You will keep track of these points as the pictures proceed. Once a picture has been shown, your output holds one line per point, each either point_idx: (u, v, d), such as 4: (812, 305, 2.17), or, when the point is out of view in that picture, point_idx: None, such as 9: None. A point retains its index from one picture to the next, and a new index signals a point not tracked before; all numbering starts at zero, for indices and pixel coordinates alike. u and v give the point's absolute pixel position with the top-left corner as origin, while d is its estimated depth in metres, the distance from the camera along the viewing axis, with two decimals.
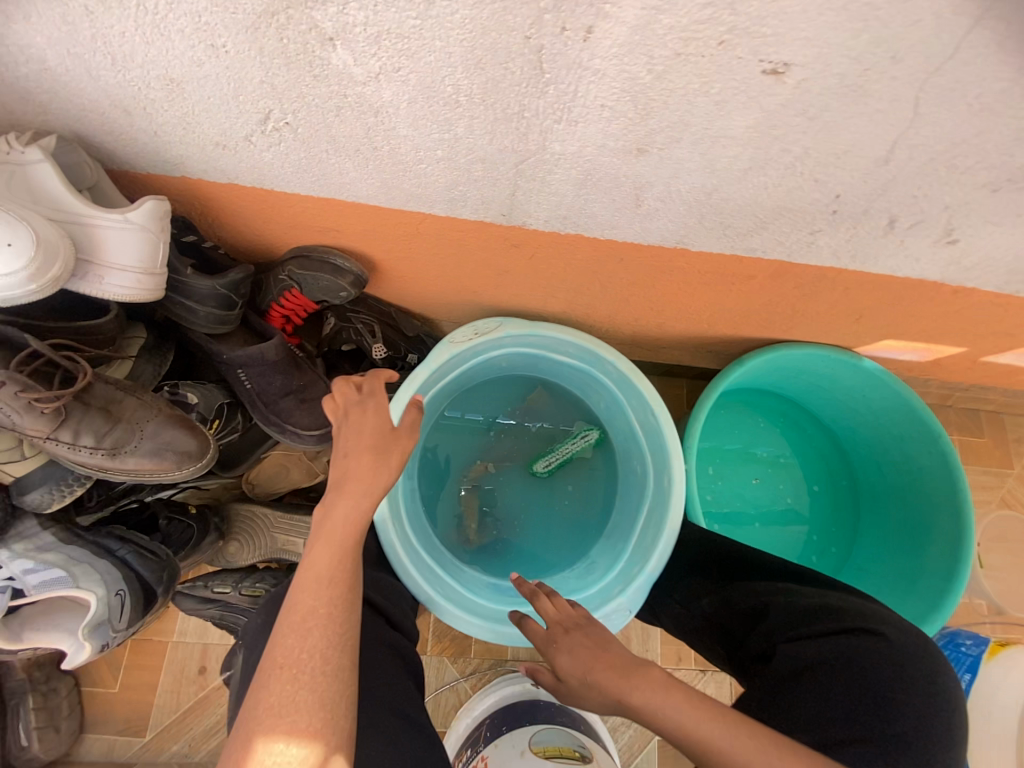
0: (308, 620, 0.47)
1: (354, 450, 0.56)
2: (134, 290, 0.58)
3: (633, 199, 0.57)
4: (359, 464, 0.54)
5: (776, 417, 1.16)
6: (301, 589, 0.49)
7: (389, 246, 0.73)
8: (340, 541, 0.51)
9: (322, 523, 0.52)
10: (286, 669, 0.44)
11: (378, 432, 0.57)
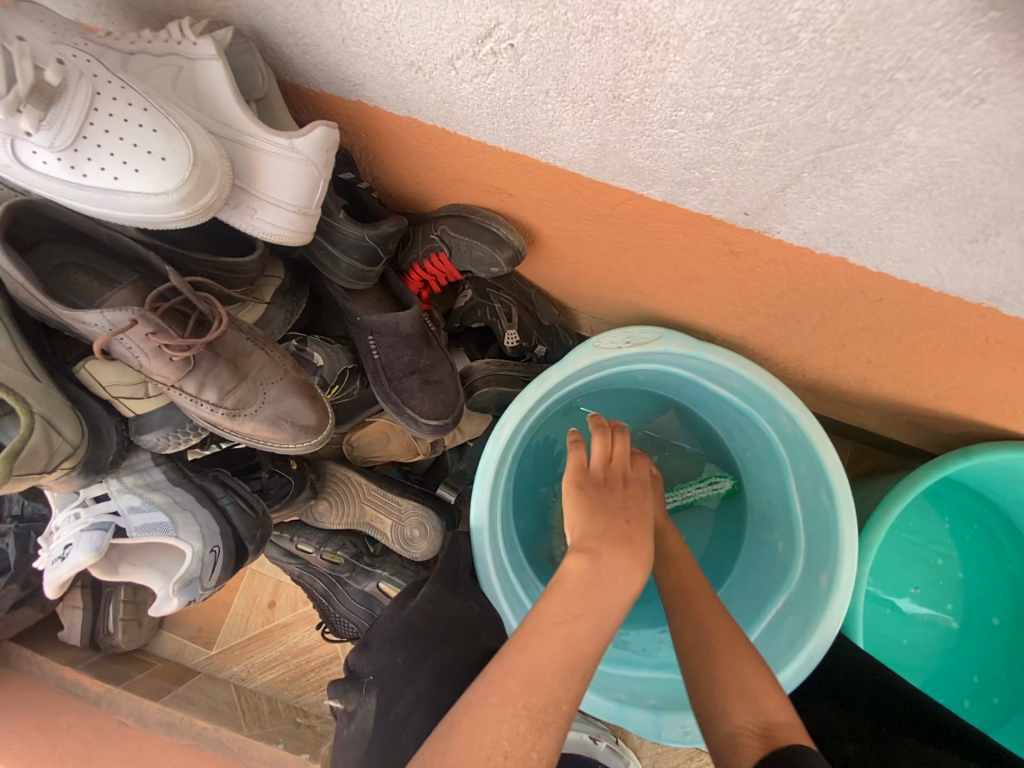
0: (547, 714, 0.40)
1: (636, 524, 0.52)
2: (283, 232, 0.50)
3: (971, 229, 0.38)
4: (643, 549, 0.50)
5: (968, 522, 0.91)
6: (548, 666, 0.41)
7: (563, 223, 0.59)
8: (605, 619, 0.45)
9: (595, 586, 0.46)
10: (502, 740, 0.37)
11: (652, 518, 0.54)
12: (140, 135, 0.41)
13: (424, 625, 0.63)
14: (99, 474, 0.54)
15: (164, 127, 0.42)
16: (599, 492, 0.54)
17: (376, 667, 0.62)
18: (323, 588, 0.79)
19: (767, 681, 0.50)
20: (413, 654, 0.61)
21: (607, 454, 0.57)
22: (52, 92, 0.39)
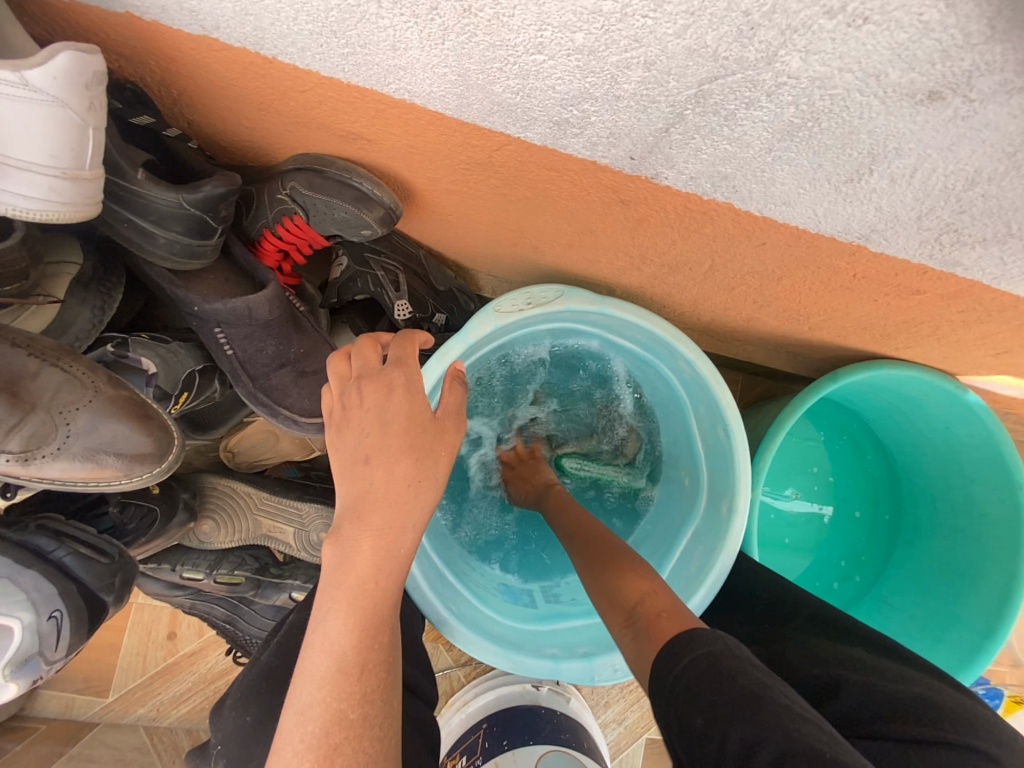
0: (336, 734, 0.33)
1: (379, 456, 0.38)
2: (49, 209, 0.38)
3: (849, 170, 0.37)
4: (398, 488, 0.38)
5: (836, 433, 1.06)
6: (317, 683, 0.35)
7: (437, 176, 0.50)
8: (370, 601, 0.36)
9: (343, 576, 0.37)
10: None
11: (413, 424, 0.40)
12: None
13: (281, 669, 0.53)
14: None
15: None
16: (339, 439, 0.40)
17: (229, 731, 0.54)
18: (225, 615, 0.69)
19: (633, 571, 0.54)
20: (265, 708, 0.52)
21: (341, 375, 0.42)
22: None
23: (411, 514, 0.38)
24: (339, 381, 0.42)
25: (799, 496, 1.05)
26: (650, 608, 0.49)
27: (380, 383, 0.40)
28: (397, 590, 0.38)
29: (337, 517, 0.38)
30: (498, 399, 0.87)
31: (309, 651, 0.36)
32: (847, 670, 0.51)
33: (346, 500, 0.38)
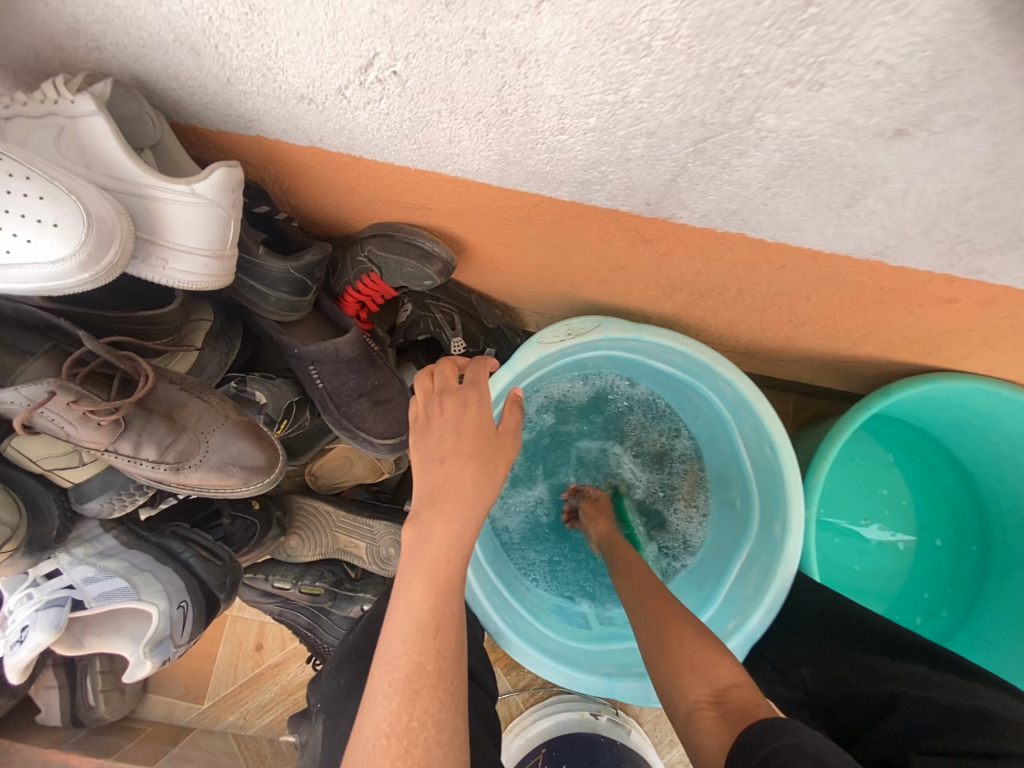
0: (415, 682, 0.38)
1: (452, 457, 0.46)
2: (198, 278, 0.50)
3: (845, 198, 0.41)
4: (468, 482, 0.45)
5: (907, 455, 1.01)
6: (399, 636, 0.40)
7: (486, 232, 0.60)
8: (442, 574, 0.42)
9: (421, 553, 0.43)
10: (383, 727, 0.37)
11: (481, 431, 0.47)
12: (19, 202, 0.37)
13: (365, 646, 0.58)
14: (44, 554, 0.50)
15: (52, 189, 0.38)
16: (419, 441, 0.48)
17: (323, 696, 0.60)
18: (307, 623, 0.78)
19: (719, 650, 0.51)
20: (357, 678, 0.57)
21: (426, 390, 0.50)
22: None
23: (476, 505, 0.45)
24: (424, 393, 0.50)
25: (870, 522, 0.99)
26: (742, 698, 0.46)
27: (456, 400, 0.49)
28: (466, 568, 0.44)
29: (415, 505, 0.45)
30: (547, 432, 0.92)
31: (392, 615, 0.42)
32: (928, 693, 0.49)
33: (424, 490, 0.45)
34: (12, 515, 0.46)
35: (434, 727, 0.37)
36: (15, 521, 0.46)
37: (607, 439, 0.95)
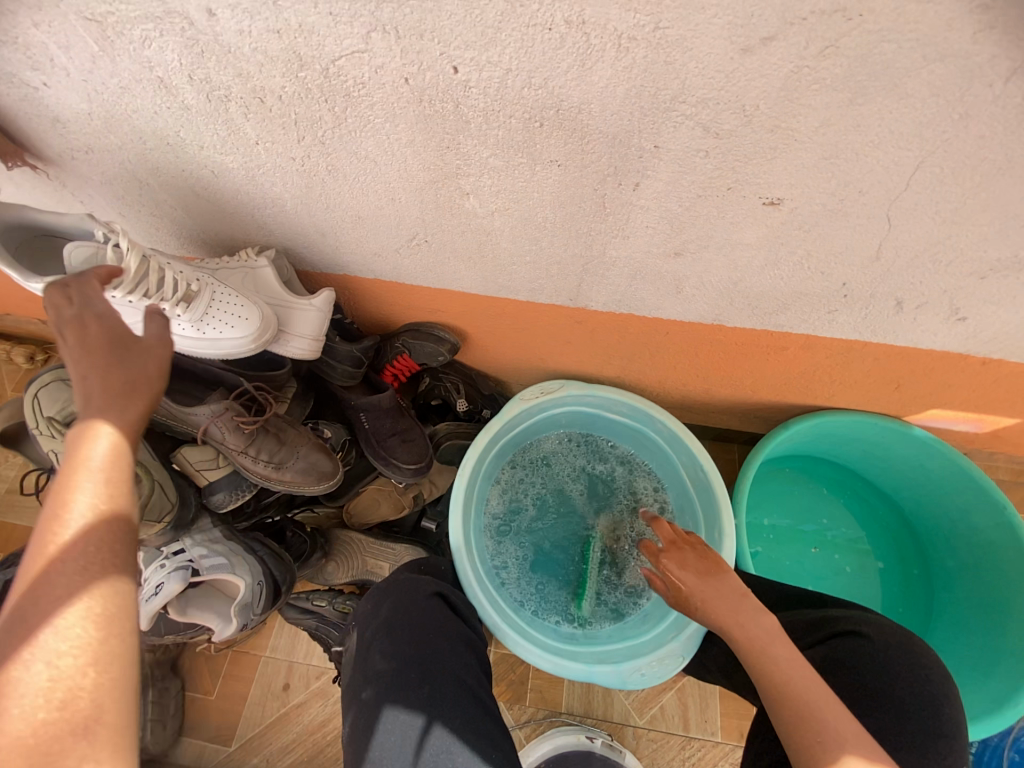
0: (95, 550, 0.42)
1: (100, 351, 0.48)
2: (304, 352, 0.78)
3: (675, 288, 0.74)
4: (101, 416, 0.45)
5: (838, 488, 1.19)
6: (44, 514, 0.42)
7: (479, 323, 0.93)
8: (109, 447, 0.46)
9: (80, 439, 0.45)
10: (59, 595, 0.39)
11: (119, 334, 0.49)
12: (227, 308, 0.69)
13: (393, 594, 0.73)
14: (181, 532, 0.72)
15: (243, 301, 0.70)
16: (71, 345, 0.48)
17: (361, 621, 0.74)
18: (338, 637, 0.91)
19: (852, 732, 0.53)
20: (396, 603, 0.72)
21: (53, 303, 0.50)
22: (185, 292, 0.67)
23: (111, 383, 0.47)
24: (53, 309, 0.50)
25: (820, 549, 1.15)
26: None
27: (76, 325, 0.49)
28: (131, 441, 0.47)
29: (78, 394, 0.47)
30: (535, 479, 1.13)
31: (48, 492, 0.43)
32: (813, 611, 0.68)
33: (80, 384, 0.47)
34: (171, 497, 0.71)
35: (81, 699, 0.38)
36: (175, 499, 0.70)
37: (584, 482, 1.14)
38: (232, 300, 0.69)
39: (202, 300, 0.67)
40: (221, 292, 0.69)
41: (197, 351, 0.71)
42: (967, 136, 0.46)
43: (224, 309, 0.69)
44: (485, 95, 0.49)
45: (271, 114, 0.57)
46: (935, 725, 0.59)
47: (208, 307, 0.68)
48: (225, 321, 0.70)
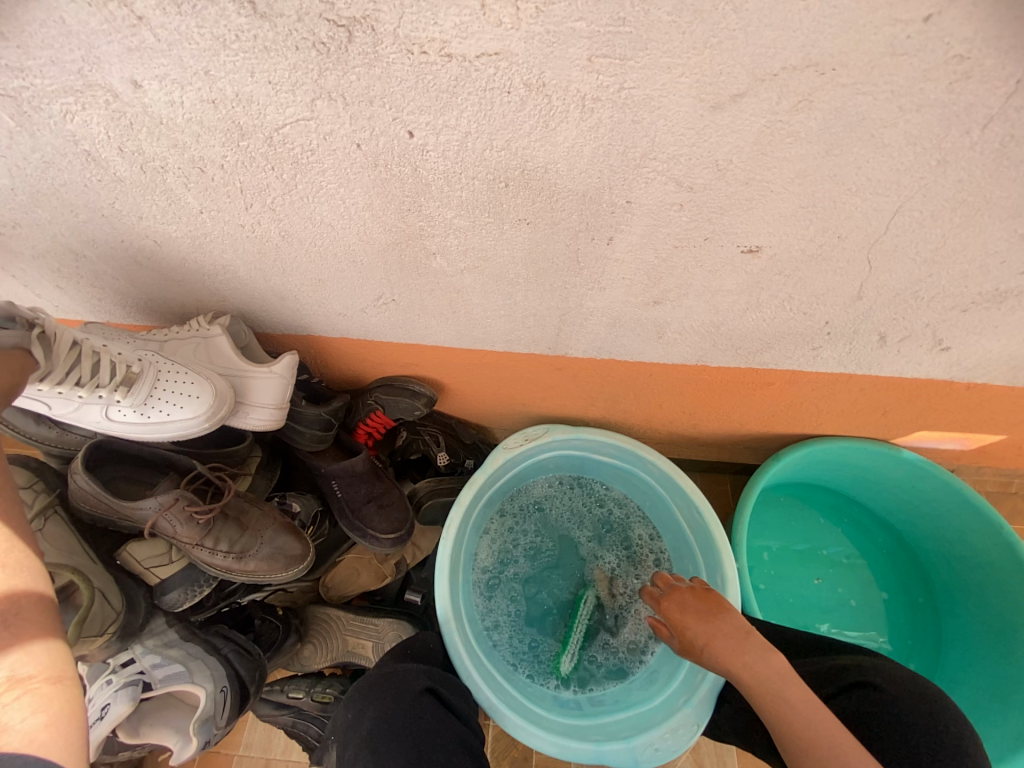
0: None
1: None
2: (266, 423, 0.72)
3: (657, 333, 0.71)
4: None
5: (834, 514, 1.17)
6: None
7: (456, 374, 0.89)
8: None
9: None
10: None
11: None
12: (176, 388, 0.64)
13: (373, 695, 0.66)
14: (128, 640, 0.64)
15: (195, 377, 0.65)
16: None
17: (340, 731, 0.66)
18: (317, 734, 0.83)
19: None
20: (379, 711, 0.64)
21: None
22: (126, 375, 0.61)
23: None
24: None
25: (822, 581, 1.11)
26: None
27: None
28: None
29: None
30: (525, 531, 1.06)
31: None
32: (828, 663, 0.64)
33: None
34: (116, 603, 0.63)
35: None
36: (121, 606, 0.62)
37: (577, 530, 1.08)
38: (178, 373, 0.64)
39: (144, 379, 0.62)
40: (169, 369, 0.63)
41: (143, 436, 0.65)
42: (945, 181, 0.44)
43: (170, 388, 0.63)
44: (444, 158, 0.46)
45: (214, 183, 0.52)
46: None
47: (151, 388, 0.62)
48: (174, 402, 0.64)
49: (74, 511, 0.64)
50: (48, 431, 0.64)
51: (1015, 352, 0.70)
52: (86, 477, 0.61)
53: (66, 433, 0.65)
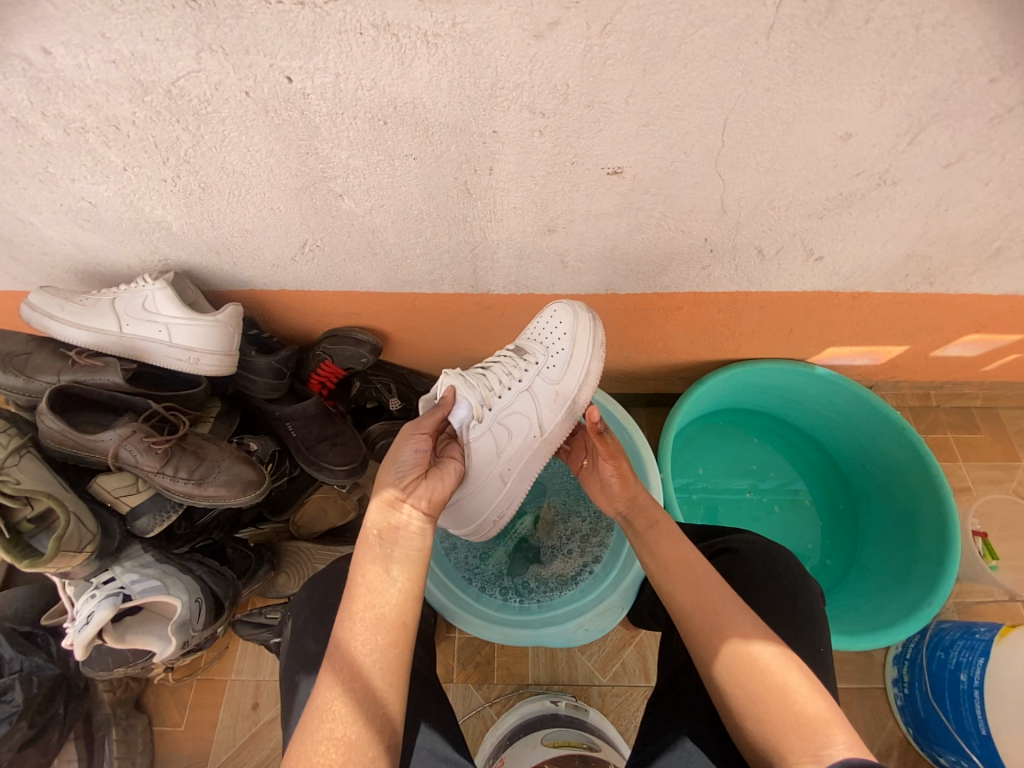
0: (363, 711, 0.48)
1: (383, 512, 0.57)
2: (216, 367, 0.79)
3: (561, 262, 0.78)
4: (393, 566, 0.54)
5: (767, 435, 1.27)
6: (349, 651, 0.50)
7: (396, 322, 0.96)
8: (362, 590, 0.53)
9: (355, 582, 0.53)
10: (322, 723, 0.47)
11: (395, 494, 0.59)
12: (550, 326, 0.82)
13: (325, 580, 0.77)
14: (107, 560, 0.74)
15: (558, 309, 0.83)
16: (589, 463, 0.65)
17: (296, 608, 0.77)
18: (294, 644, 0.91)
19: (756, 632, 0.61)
20: (327, 589, 0.76)
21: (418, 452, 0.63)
22: (523, 354, 0.82)
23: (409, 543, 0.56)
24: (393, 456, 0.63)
25: (754, 493, 1.22)
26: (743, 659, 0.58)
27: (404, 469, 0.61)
28: (392, 597, 0.53)
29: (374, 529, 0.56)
30: None
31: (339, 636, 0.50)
32: None
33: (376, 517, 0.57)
34: (91, 527, 0.71)
35: (373, 672, 0.49)
36: (95, 530, 0.71)
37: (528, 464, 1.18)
38: (513, 350, 0.84)
39: (534, 344, 0.82)
40: (534, 330, 0.84)
41: (578, 360, 0.80)
42: (756, 89, 0.51)
43: (547, 332, 0.82)
44: (324, 100, 0.53)
45: (131, 140, 0.59)
46: (801, 627, 0.68)
47: (542, 344, 0.82)
48: (557, 329, 0.81)
49: (47, 450, 0.73)
50: (13, 378, 0.73)
51: (882, 257, 0.78)
52: (53, 416, 0.70)
53: (31, 380, 0.74)
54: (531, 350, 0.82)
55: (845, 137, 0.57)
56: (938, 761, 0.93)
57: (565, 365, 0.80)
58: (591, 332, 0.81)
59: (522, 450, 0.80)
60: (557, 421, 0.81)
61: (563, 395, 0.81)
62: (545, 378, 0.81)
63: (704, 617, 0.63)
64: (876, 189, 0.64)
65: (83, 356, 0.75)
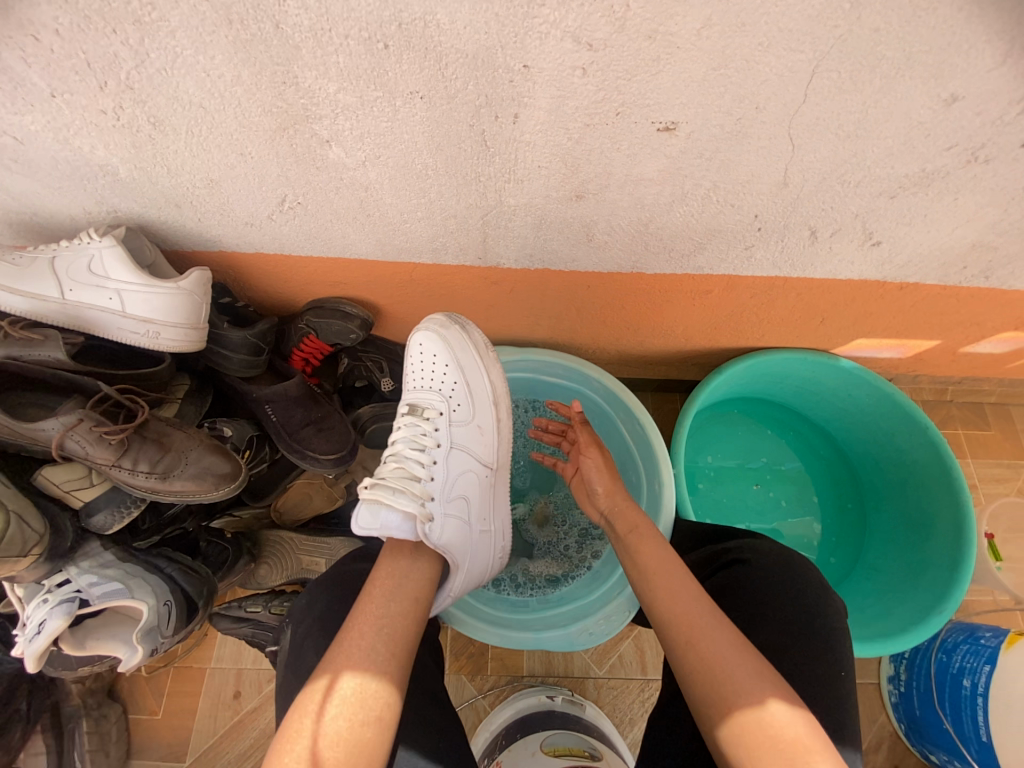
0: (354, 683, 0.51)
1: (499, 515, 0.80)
2: (181, 342, 0.68)
3: (585, 235, 0.68)
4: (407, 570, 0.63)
5: (778, 426, 1.21)
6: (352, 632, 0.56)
7: (390, 294, 0.85)
8: (380, 582, 0.61)
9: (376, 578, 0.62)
10: (315, 694, 0.51)
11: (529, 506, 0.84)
12: (426, 363, 0.79)
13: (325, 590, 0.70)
14: (61, 561, 0.65)
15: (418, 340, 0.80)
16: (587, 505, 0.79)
17: (295, 613, 0.71)
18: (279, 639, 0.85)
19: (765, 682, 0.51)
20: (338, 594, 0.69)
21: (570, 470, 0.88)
22: (419, 411, 0.78)
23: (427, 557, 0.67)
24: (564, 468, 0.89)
25: (761, 487, 1.18)
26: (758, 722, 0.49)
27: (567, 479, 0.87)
28: (403, 592, 0.61)
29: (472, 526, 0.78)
30: None
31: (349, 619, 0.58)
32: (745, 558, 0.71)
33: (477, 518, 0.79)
34: (38, 526, 0.62)
35: (368, 651, 0.54)
36: (42, 529, 0.61)
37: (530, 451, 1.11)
38: (409, 413, 0.78)
39: (423, 395, 0.78)
40: (412, 376, 0.80)
41: (479, 383, 0.79)
42: (861, 28, 0.41)
43: (427, 370, 0.79)
44: (305, 10, 0.40)
45: (54, 56, 0.45)
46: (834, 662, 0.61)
47: (429, 388, 0.78)
48: (433, 364, 0.78)
49: None
50: None
51: (945, 245, 0.69)
52: None
53: None
54: (423, 405, 0.78)
55: (947, 101, 0.47)
56: (927, 756, 0.94)
57: (466, 397, 0.78)
58: (466, 338, 0.79)
59: (480, 502, 0.76)
60: (493, 455, 0.79)
61: (485, 426, 0.79)
62: (457, 425, 0.77)
63: (698, 661, 0.53)
64: (963, 167, 0.55)
65: (17, 326, 0.63)
